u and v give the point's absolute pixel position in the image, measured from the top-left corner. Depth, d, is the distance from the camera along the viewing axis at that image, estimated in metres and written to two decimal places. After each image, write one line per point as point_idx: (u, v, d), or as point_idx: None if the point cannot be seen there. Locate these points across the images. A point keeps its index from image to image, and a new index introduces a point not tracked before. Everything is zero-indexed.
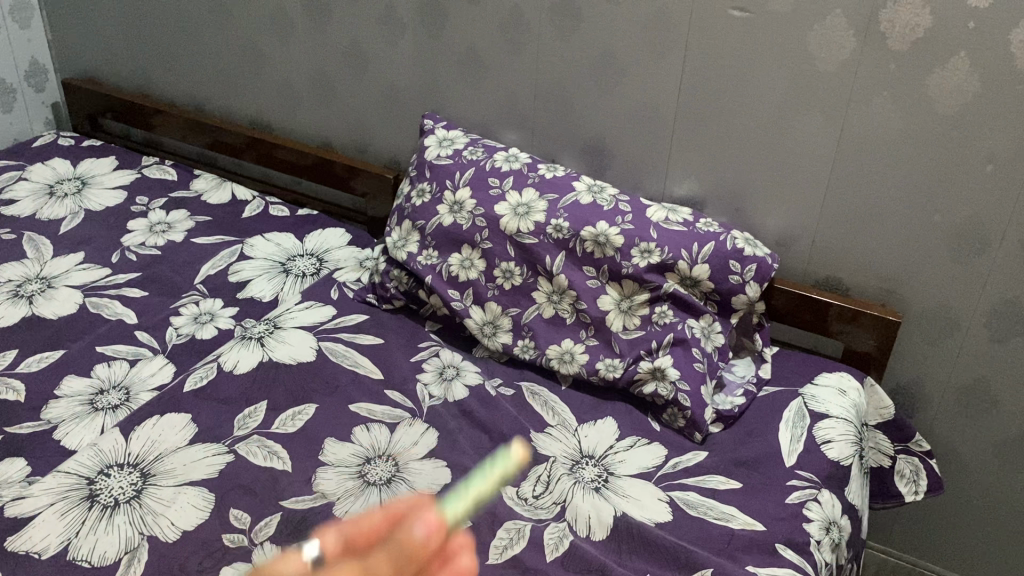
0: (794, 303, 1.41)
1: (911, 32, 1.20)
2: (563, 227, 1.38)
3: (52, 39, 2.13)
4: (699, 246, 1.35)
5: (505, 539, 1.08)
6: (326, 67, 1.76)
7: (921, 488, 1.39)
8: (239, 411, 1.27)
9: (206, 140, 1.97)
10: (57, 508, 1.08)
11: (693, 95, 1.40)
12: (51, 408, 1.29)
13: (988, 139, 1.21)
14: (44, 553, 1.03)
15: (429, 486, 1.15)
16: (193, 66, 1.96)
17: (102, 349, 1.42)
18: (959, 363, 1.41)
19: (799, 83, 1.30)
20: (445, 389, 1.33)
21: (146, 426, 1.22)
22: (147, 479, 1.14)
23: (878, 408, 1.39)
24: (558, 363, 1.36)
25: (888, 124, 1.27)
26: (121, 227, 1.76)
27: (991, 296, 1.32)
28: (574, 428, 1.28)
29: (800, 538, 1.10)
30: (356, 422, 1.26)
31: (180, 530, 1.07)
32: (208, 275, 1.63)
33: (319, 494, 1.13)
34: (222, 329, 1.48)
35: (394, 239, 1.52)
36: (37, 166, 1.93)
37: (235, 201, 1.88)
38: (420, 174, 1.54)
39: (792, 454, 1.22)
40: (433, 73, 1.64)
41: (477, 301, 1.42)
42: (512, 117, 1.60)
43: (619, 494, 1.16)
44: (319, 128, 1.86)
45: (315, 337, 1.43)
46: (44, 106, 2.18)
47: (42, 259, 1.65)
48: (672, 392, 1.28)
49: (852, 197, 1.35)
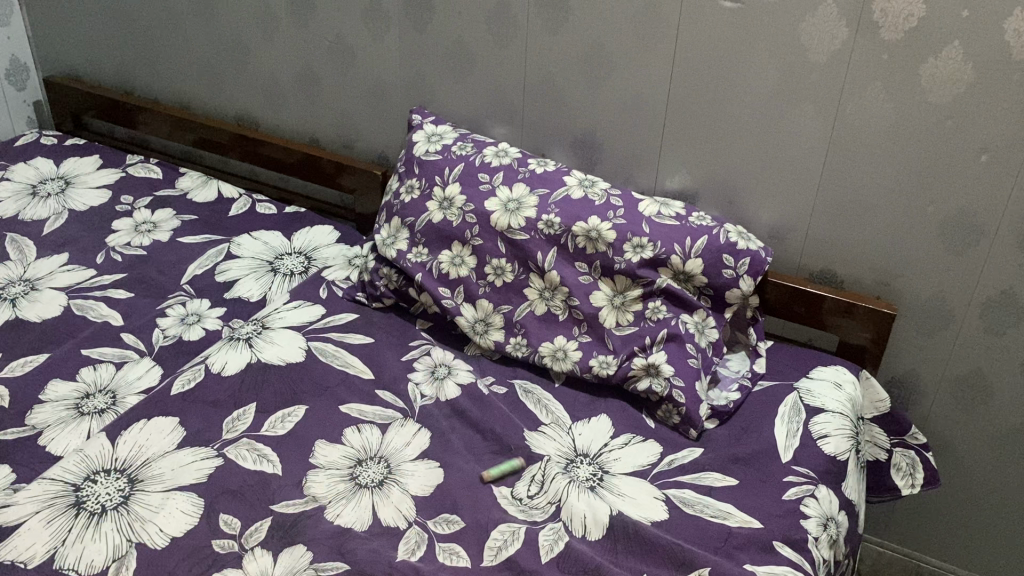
0: (789, 296, 1.40)
1: (905, 21, 1.18)
2: (554, 222, 1.37)
3: (33, 37, 2.09)
4: (693, 240, 1.33)
5: (500, 540, 1.07)
6: (311, 62, 1.74)
7: (917, 481, 1.38)
8: (227, 414, 1.24)
9: (192, 138, 1.94)
10: (43, 516, 1.06)
11: (684, 88, 1.38)
12: (36, 413, 1.26)
13: (982, 129, 1.20)
14: (29, 562, 1.01)
15: (423, 488, 1.14)
16: (176, 63, 1.93)
17: (87, 352, 1.40)
18: (955, 355, 1.40)
19: (790, 75, 1.29)
20: (437, 388, 1.31)
21: (132, 431, 1.19)
22: (135, 485, 1.11)
23: (873, 401, 1.38)
24: (551, 361, 1.34)
25: (881, 115, 1.25)
26: (105, 227, 1.73)
27: (986, 287, 1.31)
28: (568, 426, 1.26)
29: (797, 535, 1.09)
30: (347, 424, 1.24)
31: (169, 536, 1.05)
32: (194, 275, 1.61)
33: (310, 497, 1.12)
34: (210, 330, 1.45)
35: (384, 236, 1.49)
36: (20, 165, 1.89)
37: (221, 200, 1.85)
38: (408, 170, 1.51)
39: (789, 450, 1.21)
40: (420, 67, 1.61)
41: (469, 299, 1.40)
42: (501, 112, 1.58)
43: (615, 492, 1.14)
44: (305, 124, 1.83)
45: (304, 337, 1.40)
46: (26, 105, 2.14)
47: (26, 260, 1.62)
48: (666, 388, 1.26)
49: (846, 188, 1.34)
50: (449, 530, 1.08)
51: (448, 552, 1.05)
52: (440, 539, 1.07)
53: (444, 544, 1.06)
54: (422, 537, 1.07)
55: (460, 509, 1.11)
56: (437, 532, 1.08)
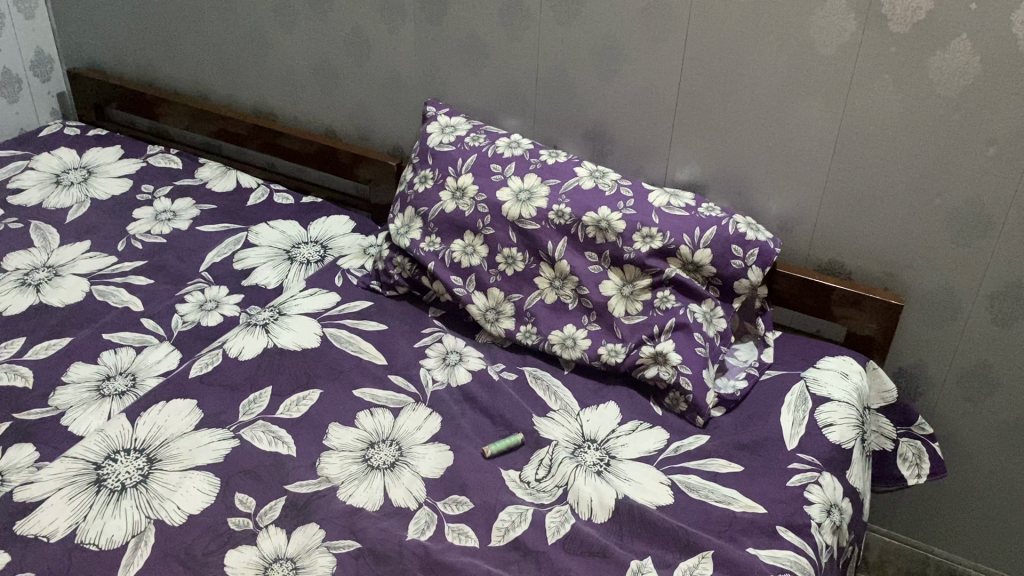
0: (798, 287, 1.41)
1: (913, 14, 1.19)
2: (565, 213, 1.38)
3: (57, 30, 2.14)
4: (701, 231, 1.35)
5: (507, 521, 1.09)
6: (327, 54, 1.77)
7: (924, 471, 1.39)
8: (244, 396, 1.27)
9: (211, 129, 1.98)
10: (65, 493, 1.10)
11: (694, 78, 1.39)
12: (59, 395, 1.30)
13: (991, 120, 1.21)
14: (52, 536, 1.05)
15: (433, 470, 1.17)
16: (197, 56, 1.97)
17: (108, 336, 1.43)
18: (962, 347, 1.40)
19: (799, 68, 1.30)
20: (448, 374, 1.34)
21: (152, 412, 1.22)
22: (153, 464, 1.14)
23: (881, 392, 1.39)
24: (560, 348, 1.36)
25: (889, 106, 1.26)
26: (127, 216, 1.77)
27: (993, 279, 1.32)
28: (576, 413, 1.28)
29: (801, 521, 1.11)
30: (360, 407, 1.27)
31: (186, 514, 1.08)
32: (213, 262, 1.64)
33: (323, 477, 1.15)
34: (228, 316, 1.49)
35: (397, 225, 1.51)
36: (44, 155, 1.93)
37: (239, 189, 1.88)
38: (422, 160, 1.54)
39: (794, 438, 1.22)
40: (435, 59, 1.64)
41: (480, 287, 1.43)
42: (513, 105, 1.60)
43: (621, 477, 1.16)
44: (321, 116, 1.86)
45: (319, 323, 1.42)
46: (49, 97, 2.18)
47: (49, 247, 1.67)
48: (673, 376, 1.28)
49: (855, 180, 1.34)
50: (458, 511, 1.11)
51: (457, 532, 1.08)
52: (449, 520, 1.10)
53: (453, 525, 1.09)
54: (431, 517, 1.10)
55: (469, 490, 1.14)
56: (446, 513, 1.11)
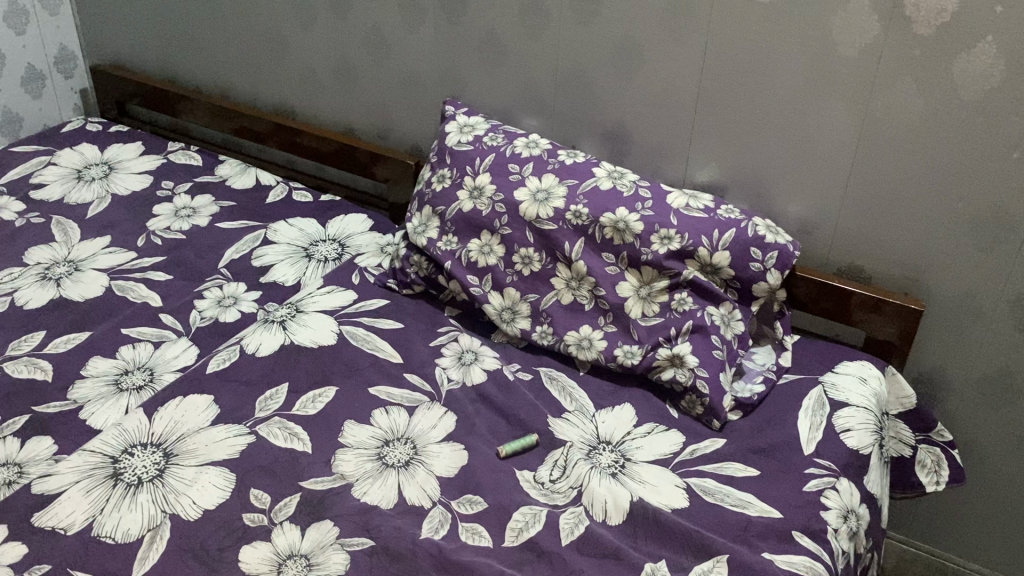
0: (816, 291, 1.40)
1: (937, 17, 1.18)
2: (582, 213, 1.38)
3: (81, 26, 2.16)
4: (720, 233, 1.34)
5: (521, 522, 1.09)
6: (347, 53, 1.77)
7: (942, 478, 1.38)
8: (261, 392, 1.28)
9: (231, 127, 1.99)
10: (82, 486, 1.10)
11: (714, 79, 1.38)
12: (78, 388, 1.31)
13: (1015, 124, 1.19)
14: (69, 529, 1.05)
15: (447, 469, 1.17)
16: (218, 54, 1.98)
17: (127, 331, 1.44)
18: (983, 353, 1.39)
19: (820, 70, 1.29)
20: (463, 373, 1.34)
21: (169, 407, 1.23)
22: (170, 459, 1.15)
23: (900, 397, 1.37)
24: (576, 349, 1.36)
25: (912, 110, 1.25)
26: (146, 212, 1.78)
27: (1015, 285, 1.30)
28: (591, 414, 1.28)
29: (817, 526, 1.10)
30: (375, 406, 1.27)
31: (202, 509, 1.09)
32: (231, 259, 1.65)
33: (337, 475, 1.15)
34: (245, 312, 1.49)
35: (414, 224, 1.51)
36: (66, 151, 1.95)
37: (258, 186, 1.89)
38: (440, 160, 1.54)
39: (811, 442, 1.21)
40: (454, 58, 1.64)
41: (496, 287, 1.42)
42: (532, 104, 1.60)
43: (636, 479, 1.16)
44: (340, 114, 1.87)
45: (336, 320, 1.43)
46: (72, 93, 2.20)
47: (69, 243, 1.68)
48: (690, 378, 1.27)
49: (876, 183, 1.33)
50: (472, 510, 1.11)
51: (470, 532, 1.08)
52: (463, 519, 1.10)
53: (467, 524, 1.09)
54: (445, 516, 1.10)
55: (483, 490, 1.14)
56: (460, 512, 1.11)
